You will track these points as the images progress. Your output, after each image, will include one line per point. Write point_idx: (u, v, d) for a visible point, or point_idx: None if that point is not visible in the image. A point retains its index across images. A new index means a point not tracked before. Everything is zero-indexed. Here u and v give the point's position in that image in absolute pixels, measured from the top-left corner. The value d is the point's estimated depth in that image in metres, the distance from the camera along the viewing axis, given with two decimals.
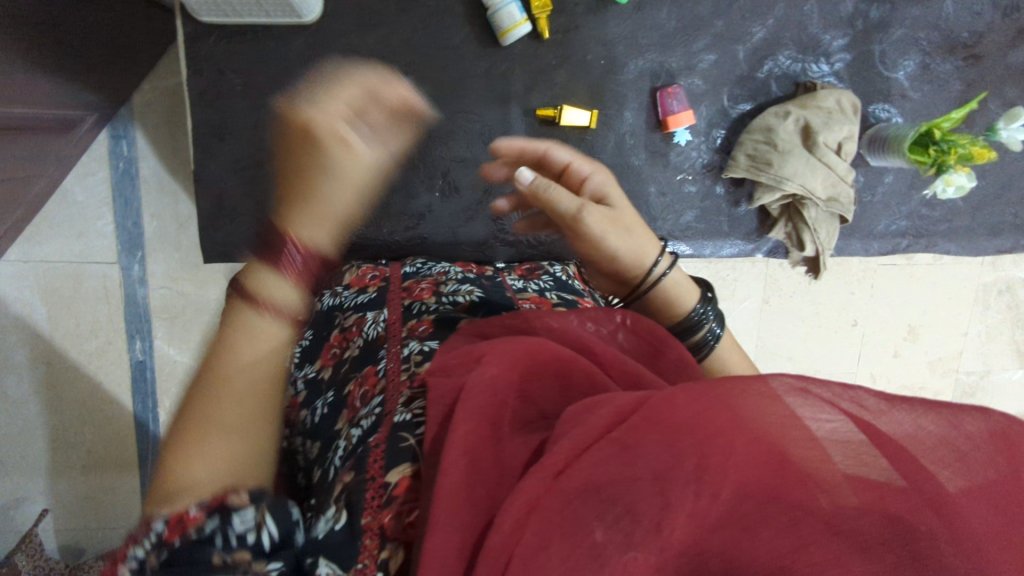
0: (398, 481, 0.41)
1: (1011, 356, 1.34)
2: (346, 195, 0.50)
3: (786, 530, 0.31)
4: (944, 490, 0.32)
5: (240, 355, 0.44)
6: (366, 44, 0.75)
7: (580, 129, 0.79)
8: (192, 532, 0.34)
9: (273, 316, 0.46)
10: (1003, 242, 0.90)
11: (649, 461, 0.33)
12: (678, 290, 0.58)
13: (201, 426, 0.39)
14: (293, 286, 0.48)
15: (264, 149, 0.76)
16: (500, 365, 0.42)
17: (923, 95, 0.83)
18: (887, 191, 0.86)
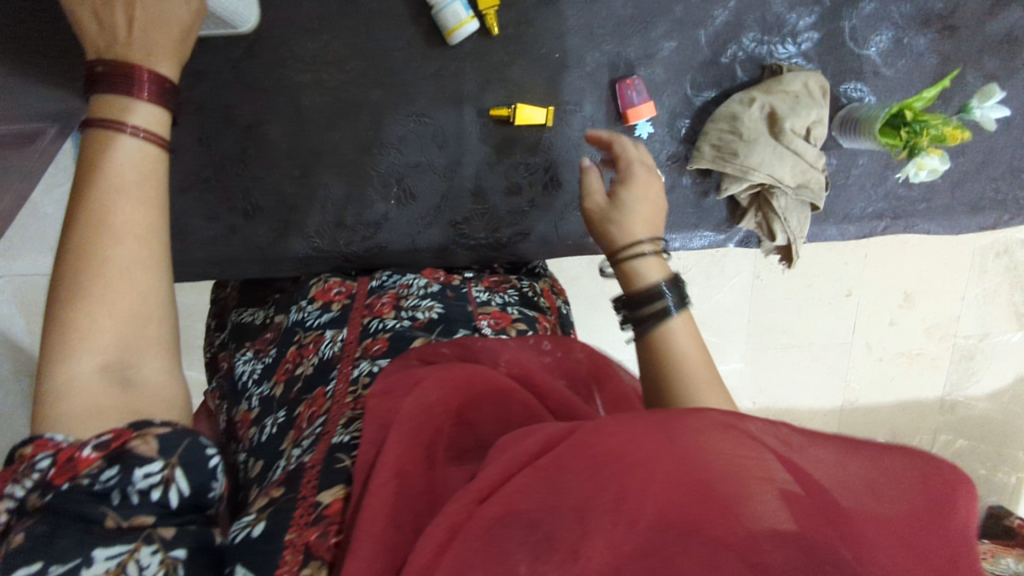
0: (331, 502, 0.40)
1: (1009, 318, 1.34)
2: (167, 36, 0.54)
3: (704, 563, 0.30)
4: (868, 533, 0.31)
5: (126, 178, 0.46)
6: (307, 50, 0.71)
7: (537, 127, 0.76)
8: (84, 477, 0.37)
9: (138, 137, 0.48)
10: (984, 218, 0.87)
11: (571, 489, 0.32)
12: (644, 268, 0.59)
13: (100, 291, 0.43)
14: (157, 105, 0.50)
15: (211, 165, 0.74)
16: (436, 391, 0.41)
17: (896, 71, 0.79)
18: (861, 172, 0.83)
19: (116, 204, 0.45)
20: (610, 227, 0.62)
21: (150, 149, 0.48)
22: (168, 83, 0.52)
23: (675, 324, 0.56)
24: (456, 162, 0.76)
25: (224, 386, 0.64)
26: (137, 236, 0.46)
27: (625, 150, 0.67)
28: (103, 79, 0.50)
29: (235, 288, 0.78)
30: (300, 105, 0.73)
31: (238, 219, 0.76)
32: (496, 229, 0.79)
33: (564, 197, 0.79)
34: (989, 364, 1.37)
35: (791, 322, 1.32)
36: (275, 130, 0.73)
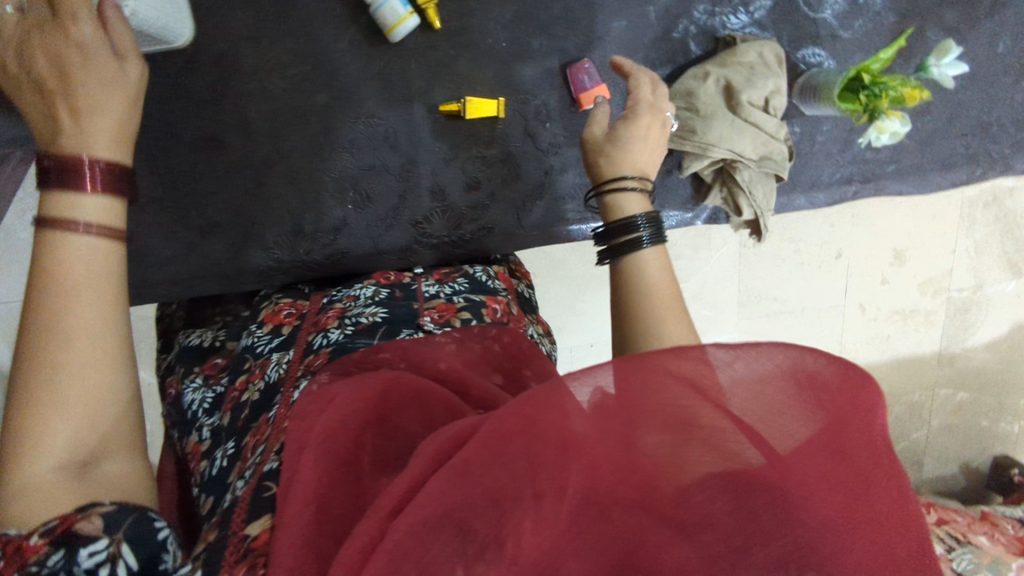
0: (258, 534, 0.40)
1: (1000, 268, 1.34)
2: (114, 103, 0.54)
3: (625, 527, 0.35)
4: (790, 460, 0.35)
5: (75, 277, 0.46)
6: (247, 59, 0.70)
7: (489, 119, 0.75)
8: (31, 564, 0.36)
9: (91, 234, 0.48)
10: (958, 175, 0.86)
11: (488, 482, 0.35)
12: (621, 202, 0.60)
13: (53, 395, 0.43)
14: (106, 198, 0.50)
15: (162, 185, 0.72)
16: (351, 406, 0.43)
17: (854, 32, 0.77)
18: (827, 138, 0.82)
19: (75, 306, 0.45)
20: (598, 158, 0.63)
21: (102, 244, 0.48)
22: (120, 166, 0.52)
23: (646, 256, 0.56)
24: (410, 161, 0.75)
25: (174, 413, 0.65)
26: (88, 332, 0.45)
27: (635, 87, 0.67)
28: (52, 175, 0.49)
29: (178, 309, 0.78)
30: (247, 115, 0.71)
31: (195, 237, 0.74)
32: (457, 226, 0.78)
33: (523, 187, 0.78)
34: (986, 315, 1.38)
35: (782, 290, 1.30)
36: (223, 143, 0.72)
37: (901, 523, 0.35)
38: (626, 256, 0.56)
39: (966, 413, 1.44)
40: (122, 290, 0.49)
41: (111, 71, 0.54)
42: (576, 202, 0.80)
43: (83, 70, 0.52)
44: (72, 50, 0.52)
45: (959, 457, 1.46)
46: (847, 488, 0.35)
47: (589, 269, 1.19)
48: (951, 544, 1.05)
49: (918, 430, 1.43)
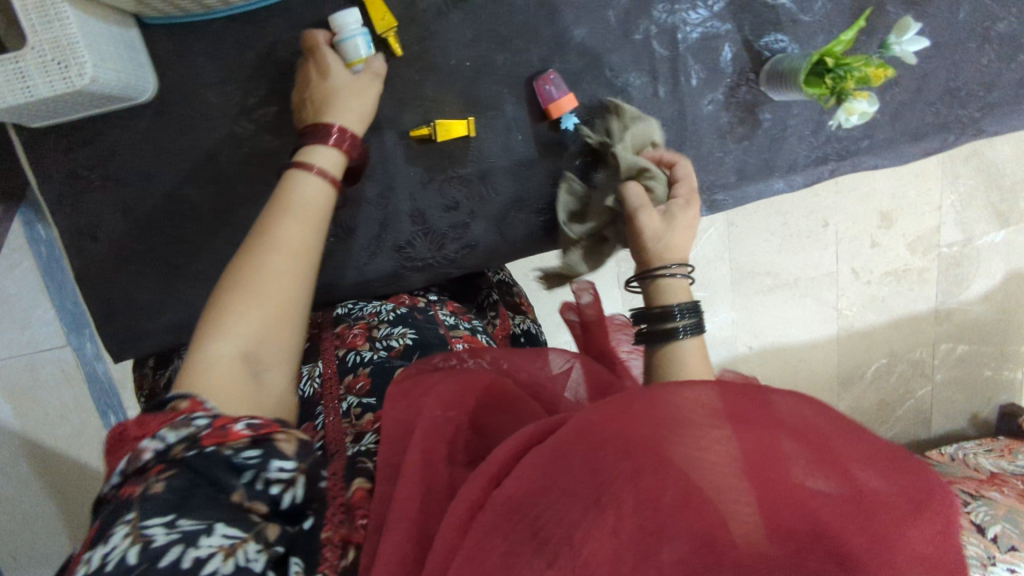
0: (354, 492, 0.46)
1: (989, 218, 1.35)
2: (362, 97, 0.67)
3: (706, 519, 0.36)
4: (851, 487, 0.39)
5: (295, 209, 0.59)
6: (211, 106, 0.69)
7: (461, 139, 0.75)
8: (230, 446, 0.42)
9: (317, 174, 0.62)
10: (932, 142, 0.86)
11: (576, 465, 0.39)
12: (670, 290, 0.66)
13: (255, 289, 0.54)
14: (339, 153, 0.64)
15: (141, 239, 0.72)
16: (452, 404, 0.47)
17: (814, 16, 0.78)
18: (798, 121, 0.82)
19: (288, 228, 0.58)
20: (643, 243, 0.68)
21: (320, 188, 0.62)
22: (355, 137, 0.66)
23: (683, 344, 0.62)
24: (388, 187, 0.75)
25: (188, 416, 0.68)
26: (297, 252, 0.58)
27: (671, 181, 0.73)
28: (311, 134, 0.64)
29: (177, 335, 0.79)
30: (217, 161, 0.71)
31: (179, 288, 0.74)
32: (441, 247, 0.78)
33: (501, 201, 0.78)
34: (977, 268, 1.39)
35: (774, 262, 1.31)
36: (199, 192, 0.71)
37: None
38: (663, 342, 0.62)
39: (968, 365, 1.45)
40: (325, 226, 0.62)
41: (363, 85, 0.67)
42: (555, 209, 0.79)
43: (341, 85, 0.66)
44: (339, 73, 0.66)
45: (965, 410, 1.48)
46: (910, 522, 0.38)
47: None
48: (966, 499, 1.06)
49: (923, 387, 1.45)
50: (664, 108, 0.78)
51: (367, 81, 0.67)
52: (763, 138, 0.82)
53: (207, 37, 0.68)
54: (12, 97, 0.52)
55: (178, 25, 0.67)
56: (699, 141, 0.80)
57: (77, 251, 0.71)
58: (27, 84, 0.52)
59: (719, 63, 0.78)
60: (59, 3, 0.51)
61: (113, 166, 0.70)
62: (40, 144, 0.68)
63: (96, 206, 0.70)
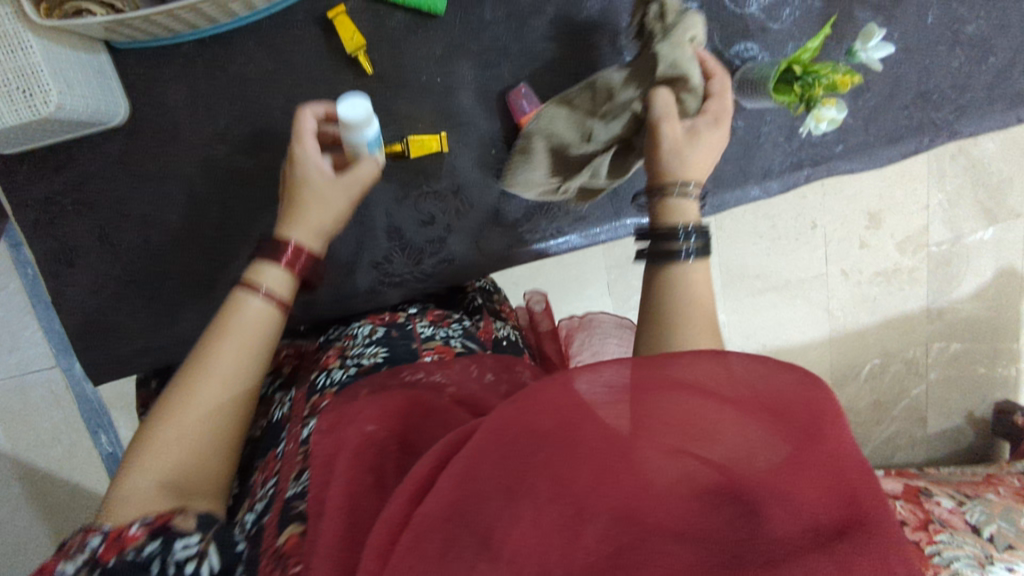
0: (287, 540, 0.45)
1: (977, 216, 1.35)
2: (333, 207, 0.64)
3: (625, 493, 0.36)
4: (758, 427, 0.38)
5: (235, 333, 0.58)
6: (184, 129, 0.70)
7: (435, 155, 0.75)
8: (130, 550, 0.45)
9: (260, 297, 0.60)
10: (908, 145, 0.86)
11: (489, 469, 0.39)
12: (677, 211, 0.63)
13: (178, 420, 0.53)
14: (290, 272, 0.62)
15: (117, 263, 0.72)
16: (377, 425, 0.49)
17: (783, 24, 0.78)
18: (771, 127, 0.83)
19: (220, 353, 0.56)
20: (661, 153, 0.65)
21: (263, 309, 0.59)
22: (312, 254, 0.63)
23: (684, 264, 0.60)
24: (363, 204, 0.75)
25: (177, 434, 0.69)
26: (227, 380, 0.56)
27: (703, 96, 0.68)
28: (267, 246, 0.62)
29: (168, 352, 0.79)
30: (191, 183, 0.71)
31: (156, 310, 0.74)
32: (418, 262, 0.78)
33: (476, 216, 0.78)
34: (967, 266, 1.39)
35: (762, 265, 1.31)
36: (174, 214, 0.72)
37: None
38: (663, 257, 0.60)
39: (962, 364, 1.44)
40: (266, 350, 0.60)
41: (341, 194, 0.64)
42: (530, 222, 0.80)
43: (315, 191, 0.63)
44: (318, 177, 0.63)
45: (962, 409, 1.47)
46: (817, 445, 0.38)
47: (567, 273, 1.20)
48: (960, 499, 1.06)
49: (918, 386, 1.44)
50: None
51: (346, 190, 0.64)
52: (737, 146, 0.82)
53: (178, 60, 0.68)
54: None
55: (149, 50, 0.68)
56: None
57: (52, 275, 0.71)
58: None
59: None
60: (22, 34, 0.51)
61: (87, 190, 0.70)
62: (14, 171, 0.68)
63: (69, 230, 0.70)
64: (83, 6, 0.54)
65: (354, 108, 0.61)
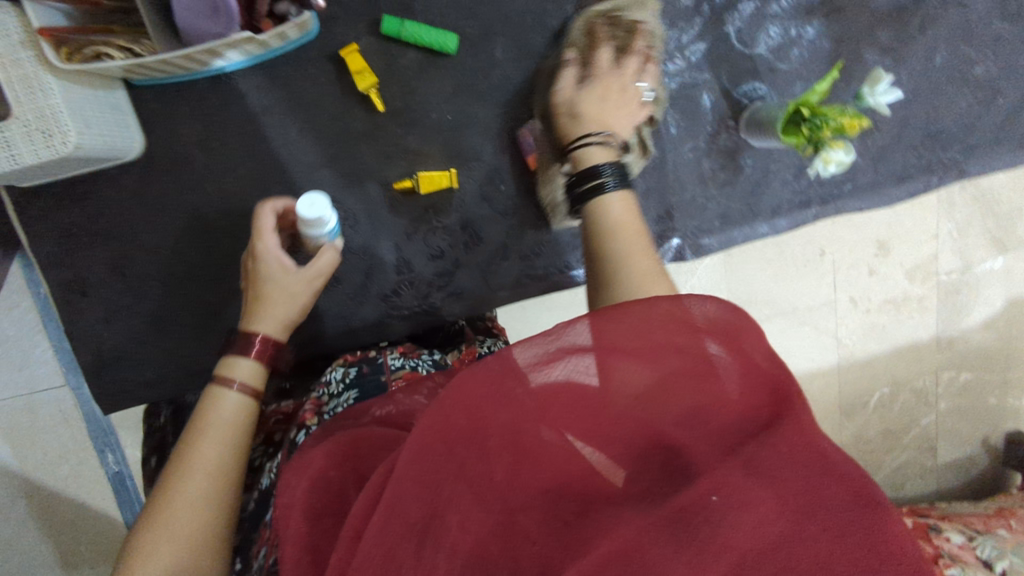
0: None
1: (988, 246, 1.35)
2: (296, 298, 0.65)
3: (546, 476, 0.42)
4: (658, 388, 0.43)
5: (212, 430, 0.57)
6: (197, 163, 0.71)
7: (445, 191, 0.76)
8: None
9: (238, 389, 0.60)
10: (917, 185, 0.86)
11: (412, 489, 0.43)
12: (586, 154, 0.67)
13: (166, 523, 0.51)
14: (259, 363, 0.62)
15: (128, 293, 0.73)
16: (328, 464, 0.53)
17: (792, 65, 0.79)
18: (779, 166, 0.83)
19: (202, 449, 0.55)
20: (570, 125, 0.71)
21: (242, 401, 0.60)
22: (276, 342, 0.64)
23: (610, 193, 0.63)
24: (372, 238, 0.76)
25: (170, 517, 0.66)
26: (213, 474, 0.55)
27: (603, 48, 0.72)
28: (235, 341, 0.63)
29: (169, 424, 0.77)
30: (204, 217, 0.72)
31: (167, 341, 0.74)
32: (426, 295, 0.79)
33: (486, 251, 0.79)
34: (977, 295, 1.38)
35: (770, 291, 1.30)
36: (187, 247, 0.73)
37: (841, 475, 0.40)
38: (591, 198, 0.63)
39: (972, 394, 1.43)
40: (247, 443, 0.59)
41: (307, 282, 0.65)
42: (541, 257, 0.80)
43: (279, 284, 0.64)
44: (282, 271, 0.64)
45: (974, 437, 1.45)
46: (706, 386, 0.43)
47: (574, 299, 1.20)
48: (971, 534, 1.05)
49: (927, 415, 1.43)
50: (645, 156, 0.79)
51: (310, 281, 0.65)
52: (746, 184, 0.83)
53: (193, 97, 0.69)
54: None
55: (164, 86, 0.69)
56: (681, 187, 0.81)
57: (64, 306, 0.72)
58: (13, 153, 0.54)
59: (698, 112, 0.79)
60: (42, 75, 0.52)
61: (101, 223, 0.71)
62: (32, 202, 0.69)
63: (83, 261, 0.71)
64: (102, 50, 0.55)
65: (311, 209, 0.63)
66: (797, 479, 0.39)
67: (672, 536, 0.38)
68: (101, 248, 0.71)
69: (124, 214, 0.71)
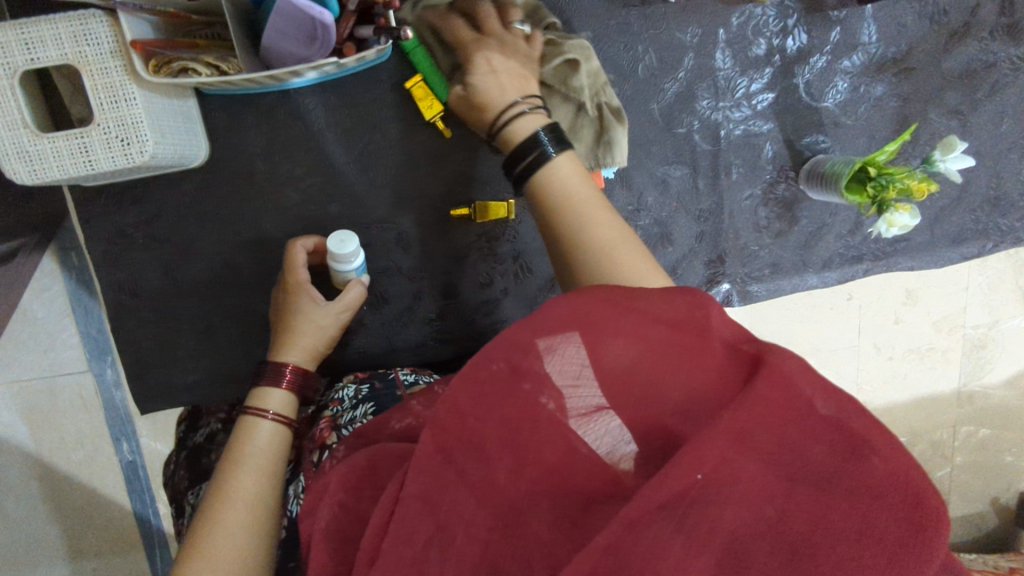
0: None
1: (1017, 301, 1.29)
2: (322, 327, 0.65)
3: (549, 473, 0.40)
4: (651, 371, 0.41)
5: (248, 458, 0.57)
6: (259, 174, 0.71)
7: (501, 221, 0.75)
8: None
9: (272, 419, 0.60)
10: (969, 249, 0.85)
11: (414, 506, 0.41)
12: (513, 133, 0.59)
13: (206, 552, 0.50)
14: (290, 393, 0.62)
15: (178, 297, 0.73)
16: (343, 487, 0.49)
17: (857, 120, 0.78)
18: (835, 219, 0.82)
19: (238, 479, 0.55)
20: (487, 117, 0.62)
21: (276, 430, 0.60)
22: (306, 370, 0.64)
23: (556, 163, 0.57)
24: (423, 261, 0.76)
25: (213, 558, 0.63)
26: (251, 502, 0.54)
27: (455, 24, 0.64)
28: (266, 371, 0.63)
29: (179, 463, 0.74)
30: (260, 227, 0.72)
31: (213, 348, 0.74)
32: (472, 321, 0.78)
33: (535, 282, 0.78)
34: (1002, 352, 1.33)
35: (795, 331, 1.26)
36: (241, 257, 0.73)
37: (828, 421, 0.39)
38: (538, 173, 0.57)
39: (990, 450, 1.39)
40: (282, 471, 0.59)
41: (336, 312, 0.65)
42: None
43: (302, 315, 0.64)
44: (307, 301, 0.65)
45: (987, 494, 1.40)
46: (694, 365, 0.41)
47: None
48: None
49: (943, 468, 1.38)
50: (703, 200, 0.79)
51: (339, 311, 0.66)
52: (799, 234, 0.82)
53: (261, 109, 0.69)
54: (74, 172, 0.54)
55: (233, 98, 0.69)
56: (735, 233, 0.81)
57: (112, 305, 0.72)
58: (90, 158, 0.54)
59: (759, 160, 0.79)
60: (127, 85, 0.52)
61: (158, 226, 0.71)
62: (91, 201, 0.69)
63: (136, 263, 0.71)
64: (189, 65, 0.54)
65: (342, 243, 0.64)
66: (780, 439, 0.39)
67: (681, 531, 0.37)
68: (155, 252, 0.71)
69: (180, 219, 0.71)
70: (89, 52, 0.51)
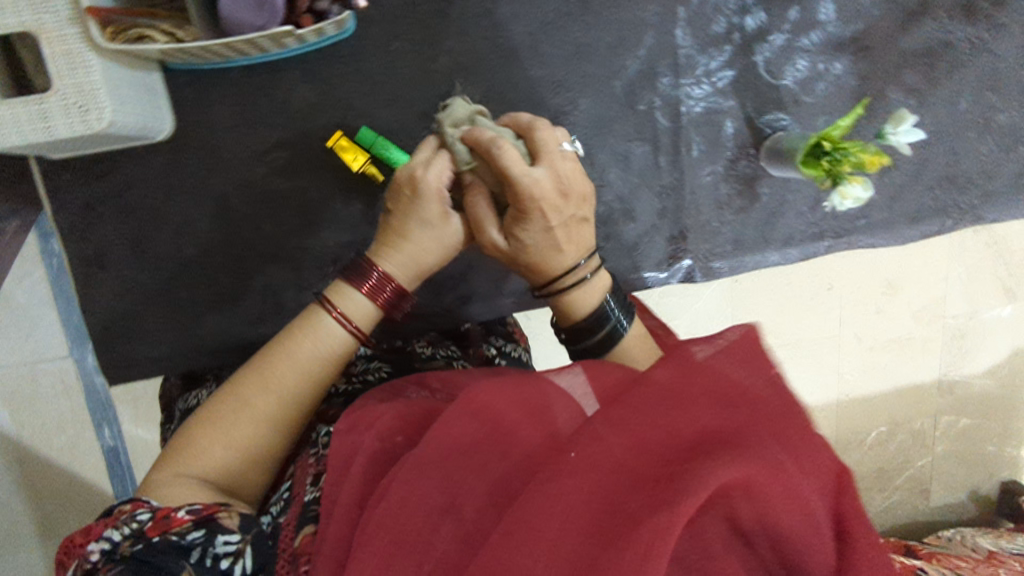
0: (302, 538, 0.49)
1: (994, 290, 1.30)
2: (434, 243, 0.62)
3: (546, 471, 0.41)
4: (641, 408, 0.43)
5: (295, 355, 0.59)
6: (224, 147, 0.72)
7: None
8: (174, 533, 0.47)
9: (336, 318, 0.60)
10: (929, 226, 0.87)
11: (423, 486, 0.43)
12: (581, 301, 0.61)
13: (223, 425, 0.56)
14: (372, 304, 0.62)
15: (145, 269, 0.74)
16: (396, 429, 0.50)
17: (817, 98, 0.80)
18: (796, 196, 0.83)
19: (279, 370, 0.58)
20: (525, 262, 0.61)
21: (337, 336, 0.60)
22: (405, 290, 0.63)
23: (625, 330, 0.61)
24: None
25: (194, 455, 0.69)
26: (280, 396, 0.58)
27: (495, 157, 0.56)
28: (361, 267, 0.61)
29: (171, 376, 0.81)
30: (226, 200, 0.73)
31: (179, 319, 0.75)
32: (438, 294, 0.79)
33: None
34: (984, 340, 1.34)
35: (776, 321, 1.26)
36: (208, 229, 0.74)
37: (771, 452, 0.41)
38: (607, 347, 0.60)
39: (971, 438, 1.39)
40: (325, 377, 0.60)
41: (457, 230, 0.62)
42: None
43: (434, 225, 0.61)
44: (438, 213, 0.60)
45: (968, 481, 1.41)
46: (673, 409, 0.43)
47: None
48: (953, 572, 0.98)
49: (923, 457, 1.39)
50: (664, 176, 0.80)
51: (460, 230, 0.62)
52: (761, 212, 0.83)
53: (227, 84, 0.71)
54: (34, 139, 0.55)
55: (199, 73, 0.70)
56: (696, 209, 0.82)
57: (79, 277, 0.73)
58: (48, 124, 0.55)
59: (720, 138, 0.80)
60: (86, 54, 0.54)
61: (123, 197, 0.72)
62: (56, 173, 0.70)
63: (103, 234, 0.72)
64: (145, 32, 0.57)
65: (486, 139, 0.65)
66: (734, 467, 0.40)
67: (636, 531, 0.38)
68: (121, 223, 0.72)
69: (146, 190, 0.72)
70: (48, 20, 0.52)
